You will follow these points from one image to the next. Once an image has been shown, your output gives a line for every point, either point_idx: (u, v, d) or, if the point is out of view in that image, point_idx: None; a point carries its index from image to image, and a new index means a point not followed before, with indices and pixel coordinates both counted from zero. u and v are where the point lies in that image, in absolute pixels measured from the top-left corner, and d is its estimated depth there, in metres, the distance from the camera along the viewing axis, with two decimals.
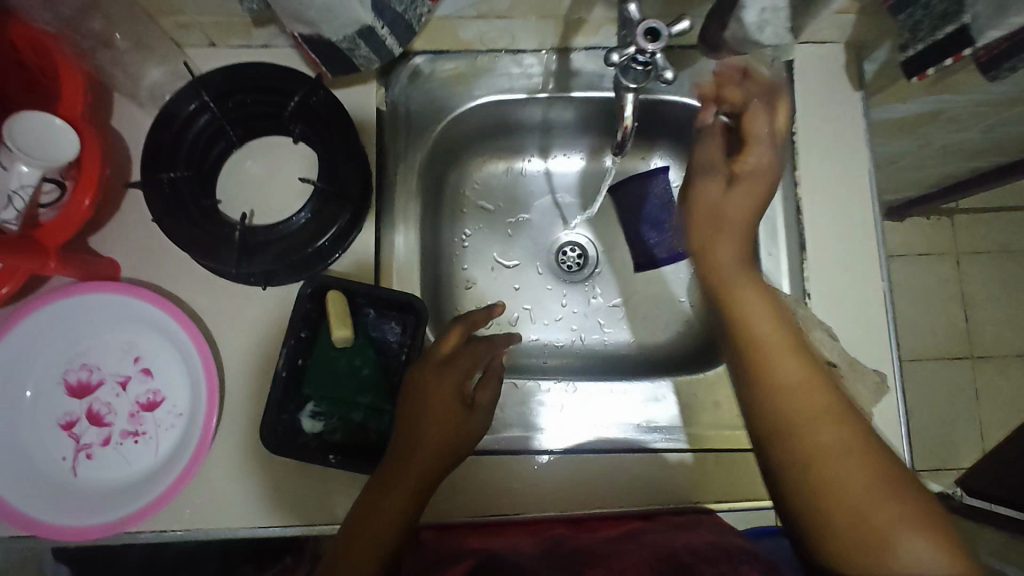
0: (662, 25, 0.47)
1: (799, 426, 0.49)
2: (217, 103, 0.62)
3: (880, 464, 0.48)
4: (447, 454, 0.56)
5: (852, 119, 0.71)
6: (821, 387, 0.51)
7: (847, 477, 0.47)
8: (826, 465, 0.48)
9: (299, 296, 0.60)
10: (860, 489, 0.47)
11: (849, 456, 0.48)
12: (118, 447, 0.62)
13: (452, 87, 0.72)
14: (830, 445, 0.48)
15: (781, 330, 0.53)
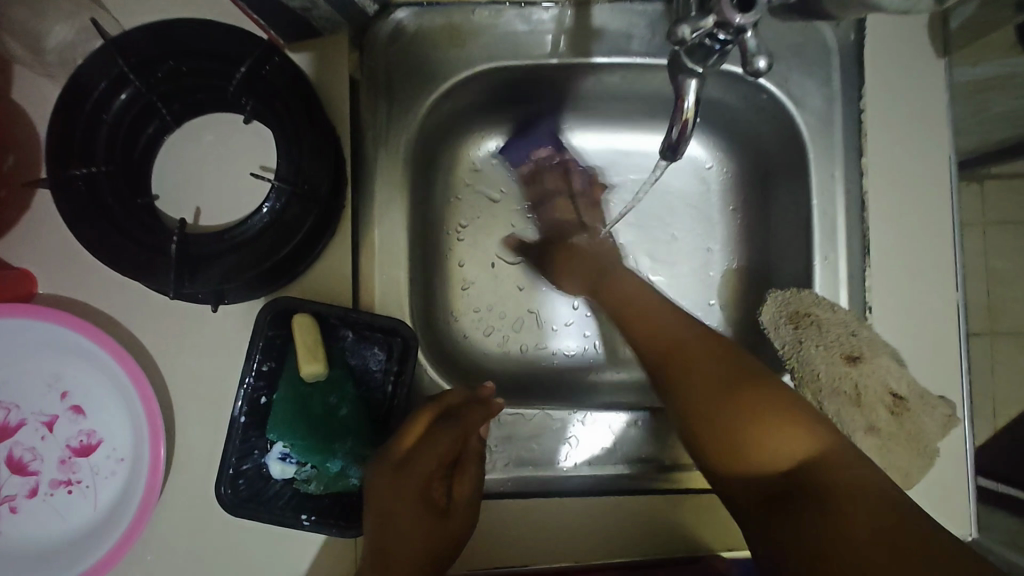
0: None
1: (703, 412, 0.45)
2: (140, 74, 0.48)
3: (800, 419, 0.42)
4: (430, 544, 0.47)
5: (933, 93, 0.58)
6: (728, 360, 0.46)
7: (770, 434, 0.42)
8: (736, 445, 0.43)
9: (257, 322, 0.49)
10: (784, 441, 0.41)
11: (766, 409, 0.43)
12: (48, 500, 0.51)
13: (443, 49, 0.57)
14: (738, 419, 0.43)
15: (687, 323, 0.50)
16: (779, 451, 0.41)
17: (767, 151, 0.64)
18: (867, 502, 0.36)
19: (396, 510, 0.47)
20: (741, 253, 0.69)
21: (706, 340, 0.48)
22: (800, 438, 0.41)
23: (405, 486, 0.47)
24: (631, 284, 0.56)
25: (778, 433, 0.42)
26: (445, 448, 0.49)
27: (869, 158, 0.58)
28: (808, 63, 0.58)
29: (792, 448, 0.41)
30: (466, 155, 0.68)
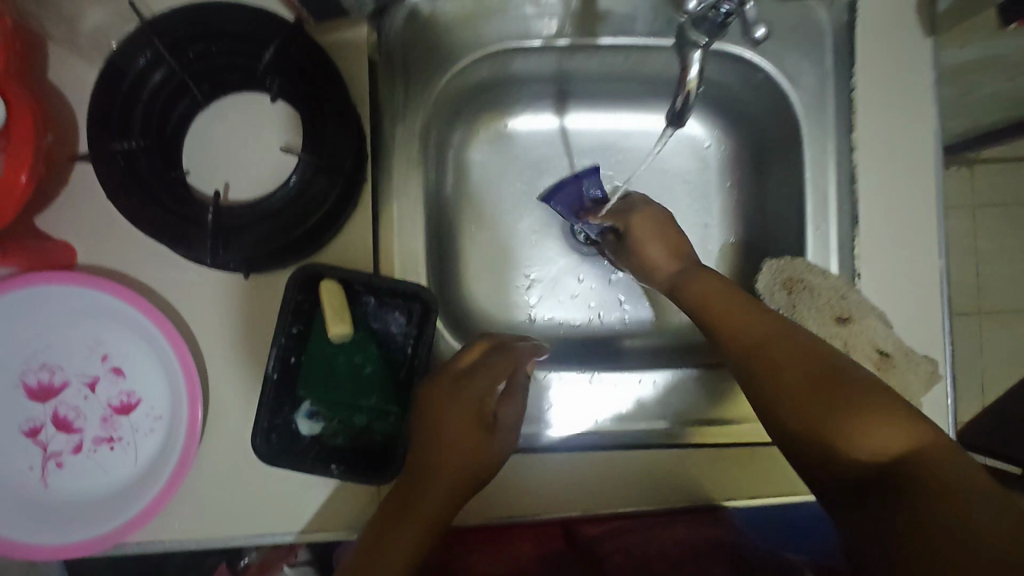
0: None
1: (753, 350, 0.48)
2: (174, 55, 0.51)
3: (830, 360, 0.45)
4: (465, 467, 0.50)
5: (918, 71, 0.62)
6: (762, 313, 0.50)
7: (786, 369, 0.45)
8: (774, 369, 0.46)
9: (288, 286, 0.52)
10: (820, 404, 0.42)
11: (790, 357, 0.46)
12: (91, 454, 0.55)
13: (455, 31, 0.61)
14: (790, 363, 0.45)
15: (714, 281, 0.55)
16: (796, 389, 0.44)
17: (765, 128, 0.67)
18: (864, 419, 0.40)
19: (441, 435, 0.50)
20: (738, 226, 0.72)
21: (749, 305, 0.52)
22: (812, 364, 0.44)
23: (450, 409, 0.51)
24: (658, 253, 0.61)
25: (821, 396, 0.42)
26: (491, 382, 0.53)
27: (859, 133, 0.61)
28: (802, 44, 0.61)
29: (816, 377, 0.44)
30: (477, 135, 0.72)
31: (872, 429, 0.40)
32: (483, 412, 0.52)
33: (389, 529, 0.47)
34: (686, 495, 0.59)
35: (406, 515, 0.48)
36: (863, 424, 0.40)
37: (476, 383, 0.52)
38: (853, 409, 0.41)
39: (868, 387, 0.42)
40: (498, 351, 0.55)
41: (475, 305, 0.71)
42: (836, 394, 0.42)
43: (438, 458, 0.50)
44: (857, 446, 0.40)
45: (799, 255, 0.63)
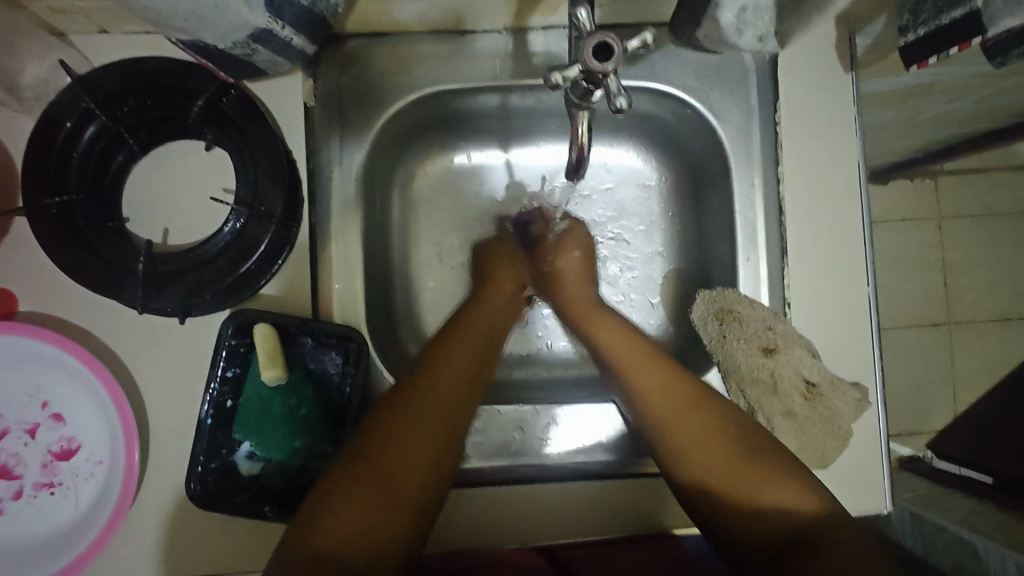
0: (613, 40, 0.38)
1: (658, 415, 0.54)
2: (106, 110, 0.53)
3: (724, 425, 0.52)
4: (460, 400, 0.54)
5: (843, 107, 0.63)
6: (669, 373, 0.56)
7: (681, 437, 0.52)
8: (663, 434, 0.53)
9: (221, 333, 0.54)
10: (716, 457, 0.50)
11: (686, 417, 0.53)
12: (31, 501, 0.56)
13: (391, 75, 0.62)
14: (689, 424, 0.52)
15: (627, 336, 0.61)
16: (704, 454, 0.51)
17: (698, 158, 0.69)
18: (766, 478, 0.47)
19: (438, 359, 0.56)
20: (680, 255, 0.74)
21: (654, 360, 0.58)
22: (709, 431, 0.52)
23: (451, 342, 0.58)
24: (571, 262, 0.68)
25: (714, 450, 0.50)
26: (495, 321, 0.63)
27: (785, 167, 0.63)
28: (727, 82, 0.63)
29: (718, 447, 0.51)
30: (423, 171, 0.73)
31: (771, 488, 0.47)
32: (479, 349, 0.59)
33: (386, 444, 0.48)
34: (646, 520, 0.61)
35: (405, 434, 0.49)
36: (765, 485, 0.47)
37: (488, 312, 0.63)
38: (722, 458, 0.50)
39: (748, 441, 0.50)
40: (502, 289, 0.66)
41: (422, 337, 0.72)
42: (729, 452, 0.50)
43: (438, 378, 0.54)
44: (753, 490, 0.47)
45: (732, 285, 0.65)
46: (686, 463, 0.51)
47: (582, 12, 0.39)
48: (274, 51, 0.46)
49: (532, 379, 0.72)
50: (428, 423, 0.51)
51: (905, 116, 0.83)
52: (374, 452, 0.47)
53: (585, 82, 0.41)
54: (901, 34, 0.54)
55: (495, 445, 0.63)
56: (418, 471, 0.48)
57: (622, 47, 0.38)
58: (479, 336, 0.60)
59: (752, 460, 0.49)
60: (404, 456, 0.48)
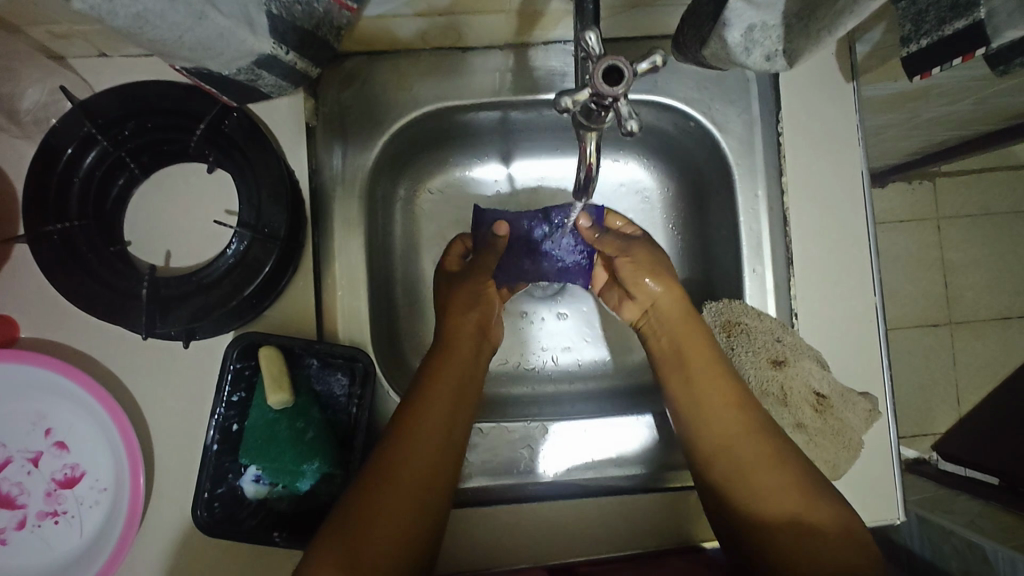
0: (623, 64, 0.37)
1: (721, 445, 0.54)
2: (107, 134, 0.53)
3: (788, 462, 0.52)
4: (445, 444, 0.53)
5: (845, 116, 0.63)
6: (736, 404, 0.56)
7: (749, 470, 0.52)
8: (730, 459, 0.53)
9: (225, 357, 0.54)
10: (784, 499, 0.50)
11: (755, 453, 0.53)
12: (35, 530, 0.55)
13: (391, 92, 0.62)
14: (751, 464, 0.52)
15: (711, 358, 0.58)
16: (768, 498, 0.51)
17: (700, 169, 0.69)
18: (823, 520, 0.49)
19: (416, 403, 0.54)
20: (686, 266, 0.73)
21: (731, 386, 0.57)
22: (773, 465, 0.52)
23: (429, 387, 0.55)
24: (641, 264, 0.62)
25: (773, 490, 0.51)
26: (467, 354, 0.60)
27: (788, 177, 0.63)
28: (728, 94, 0.63)
29: (784, 485, 0.51)
30: (425, 186, 0.73)
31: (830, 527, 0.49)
32: (456, 388, 0.56)
33: (367, 510, 0.47)
34: (664, 535, 0.61)
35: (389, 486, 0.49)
36: (818, 532, 0.49)
37: (455, 346, 0.60)
38: (789, 499, 0.50)
39: (809, 482, 0.51)
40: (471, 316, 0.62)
41: None
42: (792, 495, 0.50)
43: (414, 433, 0.52)
44: (802, 533, 0.49)
45: (738, 296, 0.65)
46: (742, 499, 0.52)
47: (591, 35, 0.39)
48: (279, 76, 0.46)
49: (539, 394, 0.72)
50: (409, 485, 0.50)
51: (904, 118, 0.83)
52: (353, 525, 0.46)
53: (593, 105, 0.40)
54: (903, 43, 0.53)
55: (504, 463, 0.62)
56: (404, 537, 0.48)
57: (632, 70, 0.38)
58: (460, 376, 0.58)
59: (810, 501, 0.50)
60: (386, 523, 0.47)
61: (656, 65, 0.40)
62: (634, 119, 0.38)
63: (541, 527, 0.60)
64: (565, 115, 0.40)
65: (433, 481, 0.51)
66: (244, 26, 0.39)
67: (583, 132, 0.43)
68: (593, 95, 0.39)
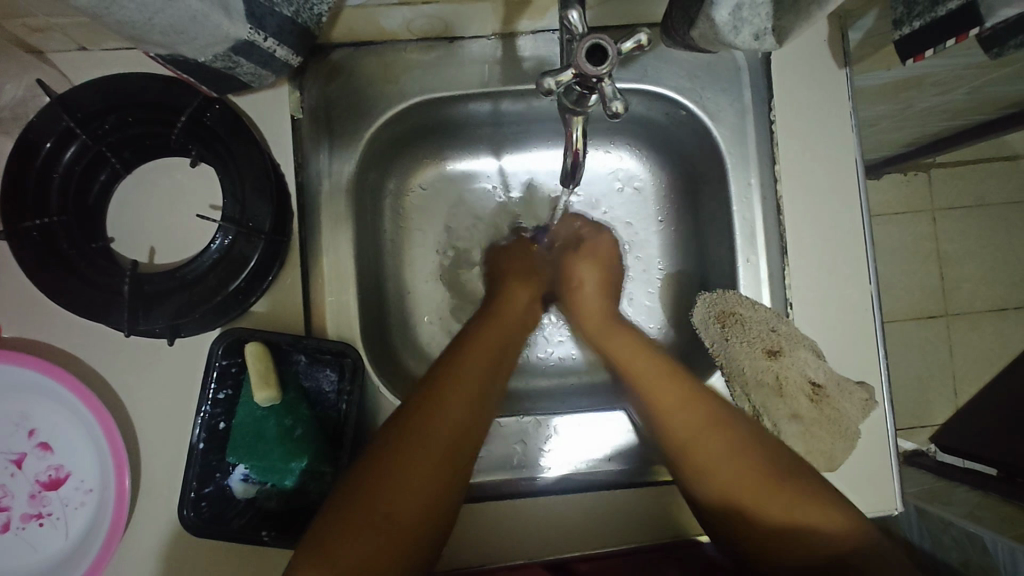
0: (608, 42, 0.36)
1: (679, 429, 0.53)
2: (86, 128, 0.52)
3: (751, 450, 0.50)
4: (472, 416, 0.52)
5: (838, 102, 0.63)
6: (684, 388, 0.55)
7: (721, 459, 0.50)
8: (691, 442, 0.52)
9: (211, 354, 0.53)
10: (759, 491, 0.48)
11: (715, 439, 0.51)
12: (20, 532, 0.54)
13: (378, 84, 0.61)
14: (727, 463, 0.50)
15: (654, 360, 0.58)
16: (732, 480, 0.49)
17: (692, 160, 0.68)
18: (796, 502, 0.47)
19: (448, 376, 0.53)
20: (680, 258, 0.73)
21: (676, 382, 0.55)
22: (732, 449, 0.50)
23: (463, 357, 0.56)
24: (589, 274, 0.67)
25: (743, 482, 0.49)
26: (502, 337, 0.60)
27: (781, 165, 0.62)
28: (719, 81, 0.63)
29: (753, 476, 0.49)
30: (415, 180, 0.72)
31: (806, 514, 0.46)
32: (493, 360, 0.58)
33: (376, 488, 0.45)
34: (661, 530, 0.60)
35: (405, 457, 0.47)
36: (793, 509, 0.47)
37: (499, 320, 0.62)
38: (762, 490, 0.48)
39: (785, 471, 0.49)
40: (518, 299, 0.66)
41: (420, 350, 0.70)
42: (759, 473, 0.49)
43: (443, 398, 0.51)
44: (774, 516, 0.47)
45: (733, 287, 0.64)
46: (707, 482, 0.50)
47: (573, 15, 0.38)
48: (257, 63, 0.45)
49: (532, 388, 0.71)
50: (437, 446, 0.49)
51: (898, 109, 0.82)
52: (362, 497, 0.45)
53: (578, 87, 0.39)
54: (895, 27, 0.52)
55: (498, 458, 0.62)
56: (425, 499, 0.47)
57: (615, 49, 0.37)
58: (493, 351, 0.58)
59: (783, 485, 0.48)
60: (410, 480, 0.46)
61: (642, 44, 0.40)
62: (618, 100, 0.37)
63: (535, 522, 0.59)
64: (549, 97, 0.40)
65: (462, 446, 0.50)
66: (220, 11, 0.38)
67: (569, 116, 0.43)
68: (577, 75, 0.38)
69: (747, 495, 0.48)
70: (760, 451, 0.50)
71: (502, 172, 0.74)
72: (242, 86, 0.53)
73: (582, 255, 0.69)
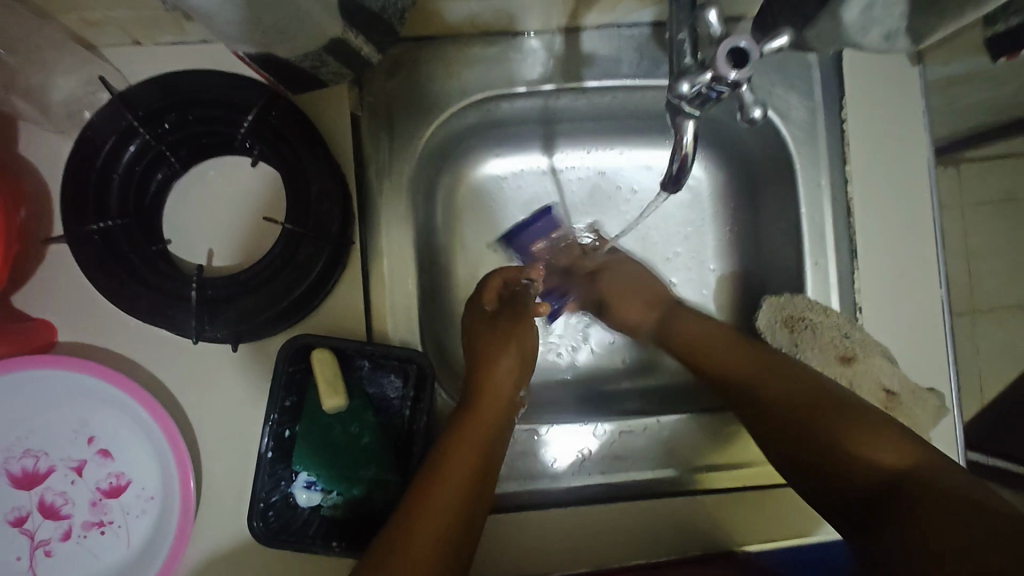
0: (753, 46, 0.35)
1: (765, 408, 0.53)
2: (148, 127, 0.50)
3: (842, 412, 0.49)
4: (480, 468, 0.51)
5: (912, 101, 0.61)
6: (769, 363, 0.56)
7: (819, 440, 0.49)
8: (781, 427, 0.52)
9: (278, 359, 0.51)
10: (855, 448, 0.47)
11: (831, 420, 0.49)
12: (80, 541, 0.53)
13: (437, 81, 0.59)
14: (824, 437, 0.49)
15: (739, 348, 0.59)
16: (841, 452, 0.47)
17: (756, 160, 0.66)
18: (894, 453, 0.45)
19: (470, 409, 0.54)
20: (736, 258, 0.71)
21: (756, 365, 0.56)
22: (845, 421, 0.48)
23: (470, 415, 0.53)
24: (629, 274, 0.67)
25: (855, 433, 0.47)
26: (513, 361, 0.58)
27: (852, 165, 0.61)
28: (790, 79, 0.61)
29: (835, 429, 0.48)
30: (465, 177, 0.70)
31: (869, 447, 0.46)
32: (495, 424, 0.54)
33: (407, 525, 0.46)
34: (728, 539, 0.58)
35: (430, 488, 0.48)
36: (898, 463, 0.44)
37: (497, 366, 0.57)
38: (868, 438, 0.47)
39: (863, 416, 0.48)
40: (509, 353, 0.58)
41: None
42: (846, 436, 0.47)
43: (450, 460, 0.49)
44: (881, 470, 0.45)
45: (798, 290, 0.63)
46: (831, 475, 0.48)
47: (711, 17, 0.37)
48: (342, 63, 0.44)
49: (584, 391, 0.70)
50: (442, 511, 0.47)
51: (949, 103, 0.79)
52: (399, 528, 0.46)
53: (710, 92, 0.38)
54: None
55: (557, 465, 0.62)
56: (445, 527, 0.47)
57: (757, 52, 0.36)
58: (498, 406, 0.55)
59: (871, 439, 0.46)
60: (429, 511, 0.47)
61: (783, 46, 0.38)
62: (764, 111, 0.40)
63: (594, 528, 0.58)
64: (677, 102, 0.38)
65: (464, 521, 0.48)
66: (319, 9, 0.37)
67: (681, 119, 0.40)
68: (714, 79, 0.36)
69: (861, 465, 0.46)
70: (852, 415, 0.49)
71: (552, 166, 0.72)
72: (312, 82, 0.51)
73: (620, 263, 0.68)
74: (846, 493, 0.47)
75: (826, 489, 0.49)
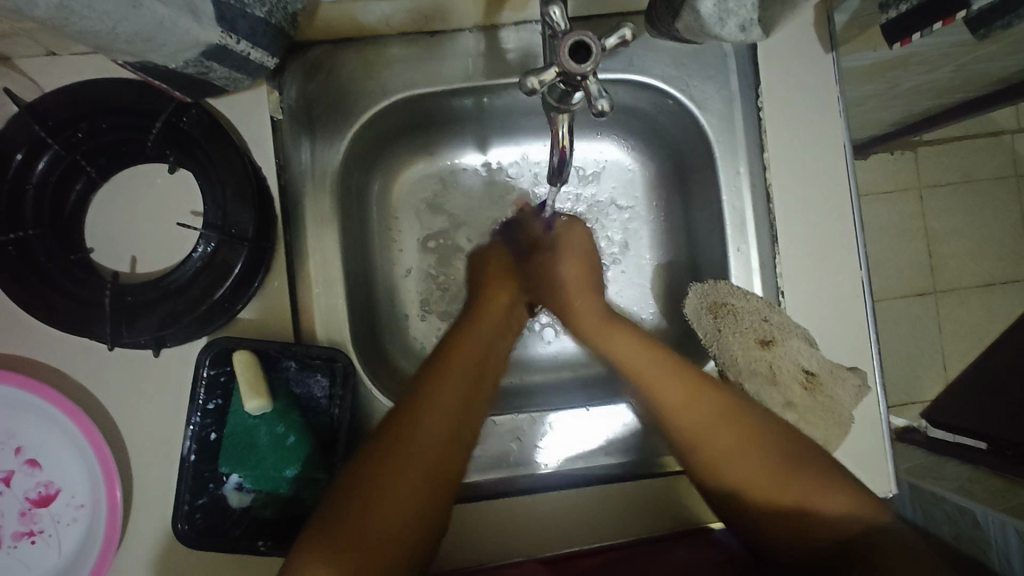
0: (591, 38, 0.37)
1: (673, 415, 0.52)
2: (58, 137, 0.50)
3: (754, 429, 0.50)
4: (462, 414, 0.51)
5: (828, 88, 0.61)
6: (680, 373, 0.53)
7: (717, 444, 0.50)
8: (697, 438, 0.51)
9: (199, 365, 0.52)
10: (763, 470, 0.48)
11: (722, 434, 0.50)
12: (12, 551, 0.53)
13: (356, 83, 0.59)
14: (729, 448, 0.49)
15: (644, 345, 0.56)
16: (744, 467, 0.49)
17: (682, 150, 0.67)
18: (813, 490, 0.46)
19: (441, 370, 0.53)
20: (672, 247, 0.72)
21: (677, 371, 0.54)
22: (745, 437, 0.49)
23: (447, 362, 0.54)
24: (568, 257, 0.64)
25: (759, 452, 0.49)
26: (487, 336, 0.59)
27: (770, 153, 0.62)
28: (706, 69, 0.62)
29: (743, 444, 0.49)
30: (401, 177, 0.71)
31: (787, 486, 0.47)
32: (473, 371, 0.54)
33: (365, 497, 0.44)
34: (670, 518, 0.60)
35: (396, 458, 0.46)
36: (806, 493, 0.46)
37: (484, 327, 0.60)
38: (789, 466, 0.48)
39: (787, 449, 0.48)
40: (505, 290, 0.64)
41: (413, 350, 0.70)
42: (760, 455, 0.48)
43: (432, 401, 0.50)
44: (792, 500, 0.46)
45: (724, 276, 0.64)
46: (727, 481, 0.49)
47: (555, 10, 0.39)
48: (230, 68, 0.46)
49: (525, 383, 0.71)
50: (419, 455, 0.47)
51: (883, 89, 0.80)
52: (351, 496, 0.44)
53: (563, 84, 0.40)
54: (883, 11, 0.54)
55: (494, 457, 0.61)
56: (408, 501, 0.45)
57: (599, 45, 0.38)
58: (471, 363, 0.55)
59: (787, 465, 0.48)
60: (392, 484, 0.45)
61: (626, 39, 0.40)
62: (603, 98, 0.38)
63: (526, 517, 0.59)
64: (532, 96, 0.40)
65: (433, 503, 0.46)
66: (185, 14, 0.38)
67: (550, 112, 0.43)
68: (560, 73, 0.39)
69: (766, 483, 0.47)
70: (759, 429, 0.50)
71: (484, 162, 0.73)
72: (216, 88, 0.51)
73: (562, 241, 0.66)
74: (744, 497, 0.49)
75: (737, 508, 0.50)
